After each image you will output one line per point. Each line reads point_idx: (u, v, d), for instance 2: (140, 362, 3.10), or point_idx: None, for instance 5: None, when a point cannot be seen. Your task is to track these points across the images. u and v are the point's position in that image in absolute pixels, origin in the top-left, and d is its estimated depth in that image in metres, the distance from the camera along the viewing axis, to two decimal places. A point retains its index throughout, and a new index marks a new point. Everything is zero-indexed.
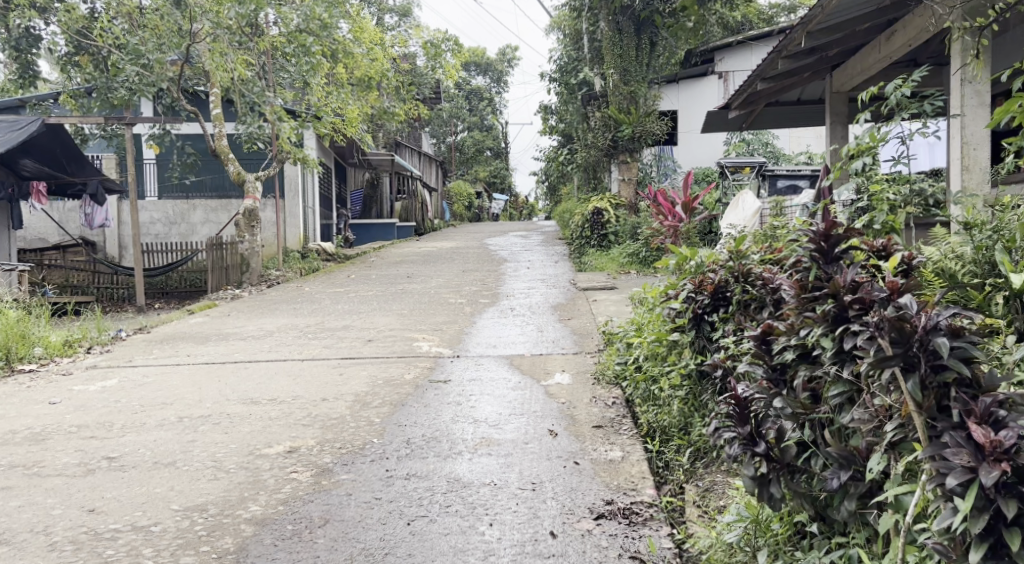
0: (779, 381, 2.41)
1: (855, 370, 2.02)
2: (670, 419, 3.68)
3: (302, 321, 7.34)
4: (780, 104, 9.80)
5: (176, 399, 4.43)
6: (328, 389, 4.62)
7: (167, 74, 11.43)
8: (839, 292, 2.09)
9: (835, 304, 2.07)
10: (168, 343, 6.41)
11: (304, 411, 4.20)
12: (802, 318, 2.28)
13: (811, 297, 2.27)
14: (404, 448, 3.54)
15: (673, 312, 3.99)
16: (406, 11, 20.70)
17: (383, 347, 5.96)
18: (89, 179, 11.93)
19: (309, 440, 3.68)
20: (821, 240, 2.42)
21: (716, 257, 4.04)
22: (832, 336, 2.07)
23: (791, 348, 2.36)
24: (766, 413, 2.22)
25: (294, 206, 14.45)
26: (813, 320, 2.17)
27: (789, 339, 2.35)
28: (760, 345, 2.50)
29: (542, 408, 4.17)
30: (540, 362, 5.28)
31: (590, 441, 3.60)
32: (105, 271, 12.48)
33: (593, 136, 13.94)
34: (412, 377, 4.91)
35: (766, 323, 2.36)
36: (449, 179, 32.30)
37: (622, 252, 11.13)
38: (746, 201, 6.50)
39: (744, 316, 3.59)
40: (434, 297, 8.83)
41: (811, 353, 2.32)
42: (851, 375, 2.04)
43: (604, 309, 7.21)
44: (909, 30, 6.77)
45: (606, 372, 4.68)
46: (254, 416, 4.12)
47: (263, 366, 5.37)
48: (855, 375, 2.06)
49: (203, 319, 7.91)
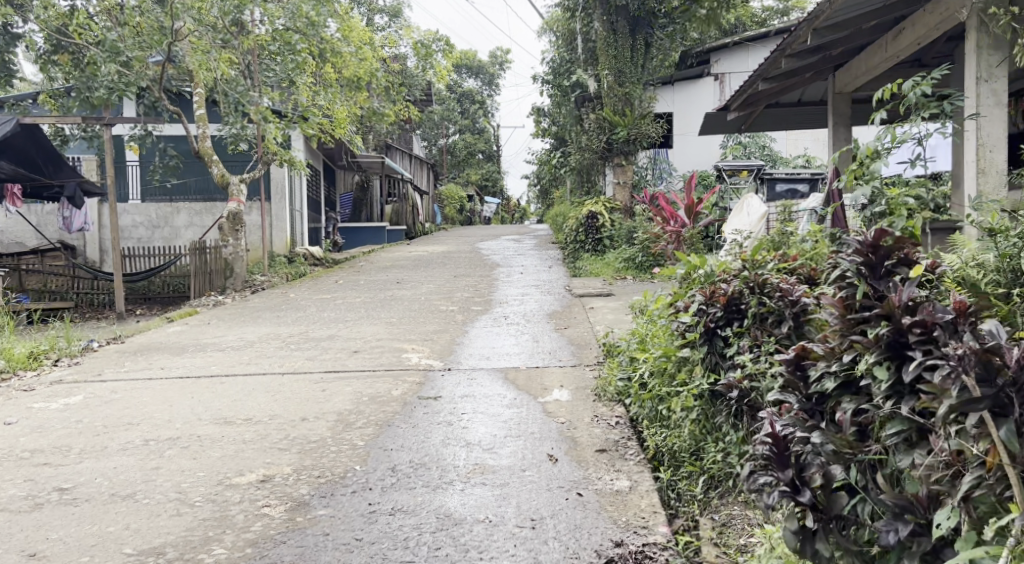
0: (814, 413, 2.31)
1: (917, 405, 1.96)
2: (680, 442, 3.38)
3: (285, 331, 7.00)
4: (780, 105, 9.52)
5: (142, 419, 4.09)
6: (309, 408, 4.29)
7: (147, 73, 11.10)
8: (893, 313, 2.07)
9: (892, 328, 2.06)
10: (141, 354, 6.06)
11: (281, 432, 3.88)
12: (846, 343, 2.21)
13: (859, 318, 2.21)
14: (390, 477, 3.22)
15: (683, 327, 3.69)
16: (397, 11, 20.37)
17: (370, 359, 5.63)
18: (66, 182, 11.61)
19: (284, 468, 3.36)
20: (869, 251, 2.34)
21: (729, 266, 3.76)
22: (888, 364, 2.05)
23: (831, 375, 2.26)
24: (807, 452, 2.12)
25: (280, 210, 14.08)
26: (863, 346, 2.13)
27: (830, 364, 2.25)
28: (793, 372, 2.40)
29: (540, 429, 3.86)
30: (536, 377, 4.96)
31: (594, 469, 3.29)
32: (85, 276, 12.12)
33: (587, 138, 13.63)
34: (399, 392, 4.59)
35: (805, 344, 2.27)
36: (441, 183, 31.98)
37: (618, 257, 10.84)
38: (752, 205, 6.17)
39: (760, 331, 3.33)
40: (424, 304, 8.50)
41: (856, 382, 2.23)
42: (911, 412, 1.97)
43: (602, 317, 6.90)
44: (919, 27, 6.49)
45: (607, 389, 4.35)
46: (227, 438, 3.79)
47: (241, 381, 5.04)
48: (914, 412, 2.00)
49: (181, 328, 7.56)
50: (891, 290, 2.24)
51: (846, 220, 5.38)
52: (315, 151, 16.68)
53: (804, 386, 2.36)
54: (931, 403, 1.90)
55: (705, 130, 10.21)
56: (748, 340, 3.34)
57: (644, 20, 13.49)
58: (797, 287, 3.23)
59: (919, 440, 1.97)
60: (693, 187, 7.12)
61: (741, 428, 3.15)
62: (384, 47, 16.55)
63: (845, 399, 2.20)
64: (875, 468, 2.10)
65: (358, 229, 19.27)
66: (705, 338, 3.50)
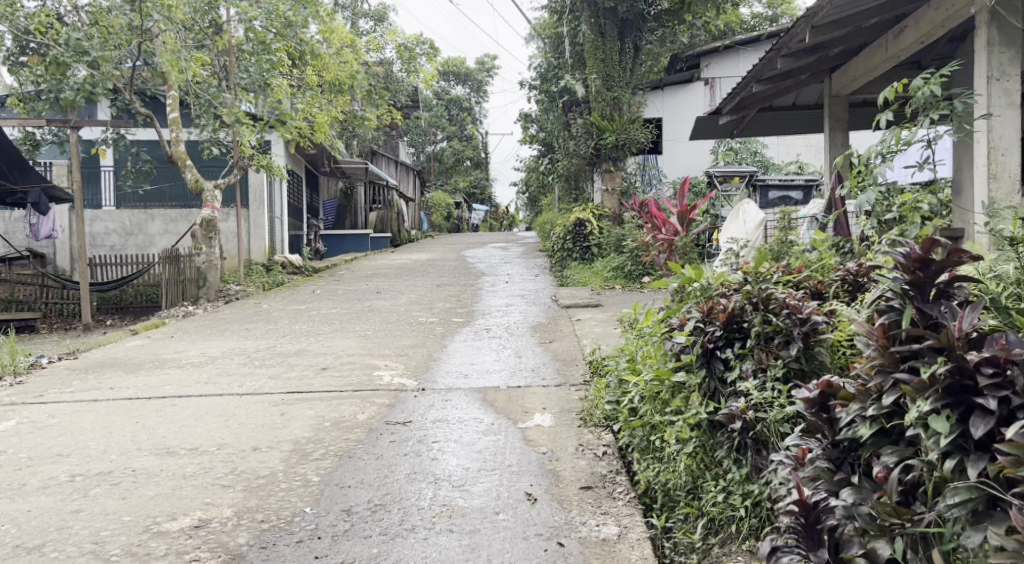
0: (839, 460, 2.40)
1: (989, 470, 2.01)
2: (675, 479, 2.99)
3: (251, 346, 6.56)
4: (774, 109, 9.19)
5: (73, 449, 3.66)
6: (263, 436, 3.88)
7: (115, 74, 10.55)
8: (952, 346, 2.17)
9: (953, 373, 2.14)
10: (92, 372, 5.61)
11: (227, 466, 3.46)
12: (890, 384, 2.27)
13: (908, 356, 2.27)
14: (343, 523, 2.83)
15: (676, 345, 3.25)
16: (381, 16, 19.99)
17: (338, 378, 5.21)
18: (31, 188, 11.22)
19: (224, 510, 2.95)
20: (919, 269, 2.33)
21: (728, 280, 3.38)
22: (952, 420, 2.10)
23: (865, 423, 2.33)
24: (841, 521, 2.23)
25: (258, 217, 13.62)
26: (916, 390, 2.20)
27: (864, 409, 2.32)
28: (814, 413, 2.49)
29: (517, 461, 3.45)
30: (517, 398, 4.56)
31: (577, 511, 2.89)
32: (54, 285, 11.62)
33: (574, 143, 13.18)
34: (365, 416, 4.18)
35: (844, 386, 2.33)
36: (429, 190, 31.46)
37: (607, 266, 10.47)
38: (748, 211, 5.75)
39: (765, 353, 2.98)
40: (402, 316, 8.07)
41: (892, 432, 2.31)
42: (978, 476, 2.03)
43: (590, 331, 6.50)
44: (922, 25, 6.19)
45: (593, 414, 3.96)
46: (166, 472, 3.36)
47: (194, 404, 4.60)
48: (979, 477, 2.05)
49: (142, 341, 7.12)
50: (943, 316, 2.28)
51: (848, 227, 5.15)
52: (296, 157, 16.24)
53: (830, 428, 2.44)
54: (1015, 468, 1.93)
55: (696, 135, 9.86)
56: (752, 363, 2.99)
57: (633, 23, 13.04)
58: (806, 303, 2.95)
59: (983, 510, 2.01)
60: (686, 192, 6.61)
61: (744, 464, 2.83)
62: (367, 51, 16.17)
63: (886, 451, 2.27)
64: (924, 541, 2.12)
65: (341, 237, 18.79)
66: (703, 360, 3.13)
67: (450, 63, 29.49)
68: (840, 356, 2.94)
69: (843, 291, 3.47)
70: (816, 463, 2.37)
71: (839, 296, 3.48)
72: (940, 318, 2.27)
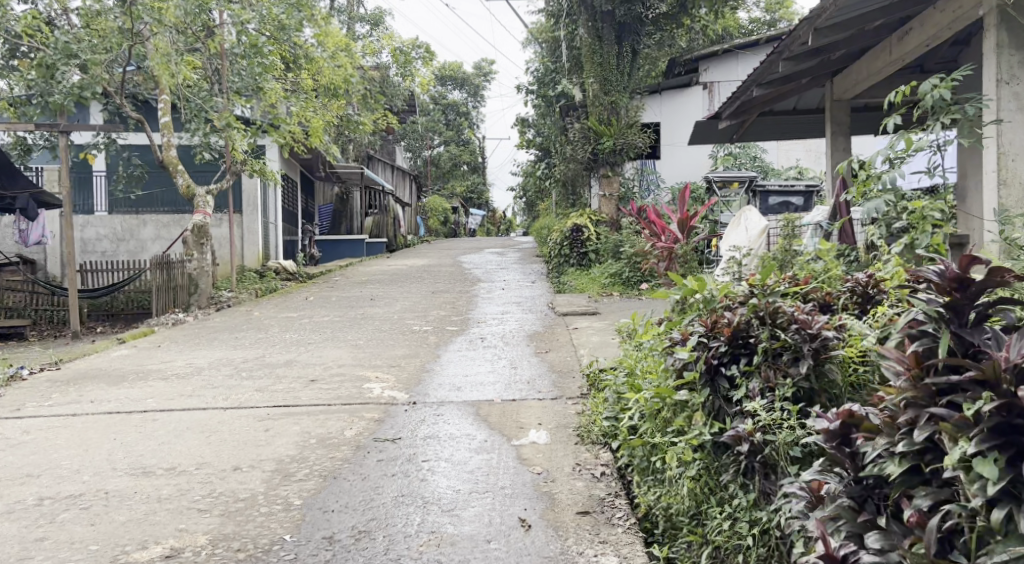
0: (863, 498, 2.18)
1: None
2: (679, 504, 2.84)
3: (239, 356, 6.37)
4: (774, 113, 9.05)
5: (44, 469, 3.47)
6: (244, 454, 3.70)
7: (104, 76, 10.31)
8: (998, 378, 1.95)
9: (1001, 408, 1.91)
10: (73, 384, 5.42)
11: (205, 488, 3.28)
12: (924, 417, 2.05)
13: (945, 386, 2.05)
14: (324, 553, 2.67)
15: (678, 362, 3.07)
16: (378, 20, 19.86)
17: (326, 391, 5.02)
18: (20, 193, 10.99)
19: (199, 538, 2.77)
20: (957, 290, 2.12)
21: (733, 292, 3.21)
22: (999, 461, 1.86)
23: (896, 459, 2.10)
24: None
25: (252, 222, 13.44)
26: (957, 425, 1.96)
27: (894, 444, 2.10)
28: (835, 445, 2.28)
29: (511, 483, 3.28)
30: (512, 413, 4.39)
31: (574, 540, 2.73)
32: (44, 291, 11.40)
33: (571, 148, 13.02)
34: (352, 433, 4.01)
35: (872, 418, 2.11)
36: (426, 195, 31.33)
37: (604, 272, 10.30)
38: (750, 217, 5.58)
39: (772, 371, 2.82)
40: (395, 324, 7.89)
41: (925, 470, 2.07)
42: None
43: (588, 341, 6.32)
44: (927, 27, 6.05)
45: (591, 431, 3.80)
46: (140, 495, 3.18)
47: (175, 418, 4.41)
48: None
49: (128, 351, 6.93)
50: (987, 343, 2.06)
51: (854, 235, 5.00)
52: (290, 162, 16.08)
53: (853, 463, 2.21)
54: None
55: (695, 140, 9.72)
56: (759, 382, 2.82)
57: (630, 27, 12.91)
58: (817, 318, 2.81)
59: None
60: (686, 199, 6.47)
61: (752, 489, 2.67)
62: (363, 55, 16.04)
63: (920, 492, 2.03)
64: None
65: (336, 242, 18.61)
66: (707, 379, 2.97)
67: (447, 67, 29.37)
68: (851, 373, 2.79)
69: (851, 303, 3.34)
70: (838, 501, 2.17)
71: (847, 308, 3.33)
72: (982, 346, 2.06)
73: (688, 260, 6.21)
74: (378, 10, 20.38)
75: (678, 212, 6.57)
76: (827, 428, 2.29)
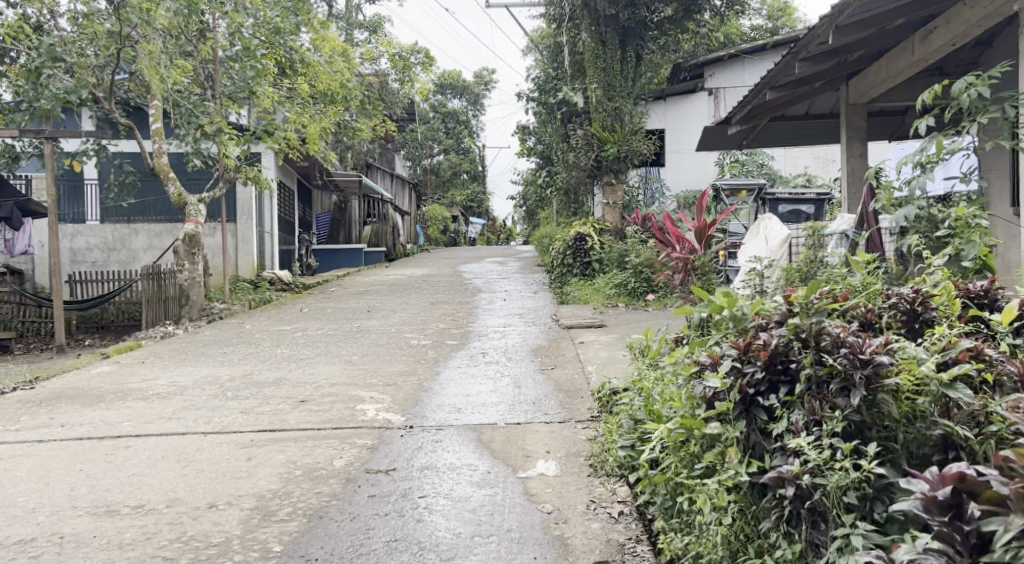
0: None
1: None
2: (711, 555, 2.48)
3: (226, 373, 6.01)
4: (785, 118, 8.73)
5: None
6: (222, 489, 3.35)
7: (92, 80, 9.94)
8: None
9: None
10: (46, 404, 5.06)
11: (174, 530, 2.92)
12: None
13: None
14: None
15: (708, 390, 2.71)
16: (377, 26, 19.58)
17: (315, 414, 4.66)
18: (4, 202, 10.67)
19: None
20: None
21: (765, 309, 2.86)
22: None
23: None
24: None
25: (246, 231, 13.10)
26: None
27: None
28: (946, 518, 1.87)
29: (518, 525, 2.94)
30: (517, 439, 4.04)
31: None
32: (32, 303, 11.05)
33: (574, 155, 12.66)
34: (341, 464, 3.65)
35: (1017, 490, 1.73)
36: (426, 203, 31.03)
37: (609, 283, 9.96)
38: (770, 226, 5.25)
39: (817, 402, 2.46)
40: (392, 338, 7.53)
41: None
42: None
43: (595, 357, 5.97)
44: (954, 25, 5.71)
45: (605, 461, 3.46)
46: (99, 540, 2.83)
47: (150, 445, 4.05)
48: None
49: (110, 367, 6.56)
50: None
51: (881, 244, 4.70)
52: (287, 169, 15.75)
53: (964, 540, 1.81)
54: None
55: (703, 146, 9.38)
56: (803, 414, 2.47)
57: (635, 31, 12.62)
58: (868, 341, 2.46)
59: None
60: (705, 207, 5.97)
61: (799, 540, 2.32)
62: (361, 62, 15.75)
63: None
64: None
65: (334, 252, 18.24)
66: (742, 409, 2.61)
67: (447, 76, 29.14)
68: (906, 403, 2.44)
69: (895, 322, 2.97)
70: None
71: (890, 327, 2.97)
72: None
73: (706, 271, 5.79)
74: (377, 16, 20.11)
75: (694, 220, 6.03)
76: (933, 492, 1.88)
